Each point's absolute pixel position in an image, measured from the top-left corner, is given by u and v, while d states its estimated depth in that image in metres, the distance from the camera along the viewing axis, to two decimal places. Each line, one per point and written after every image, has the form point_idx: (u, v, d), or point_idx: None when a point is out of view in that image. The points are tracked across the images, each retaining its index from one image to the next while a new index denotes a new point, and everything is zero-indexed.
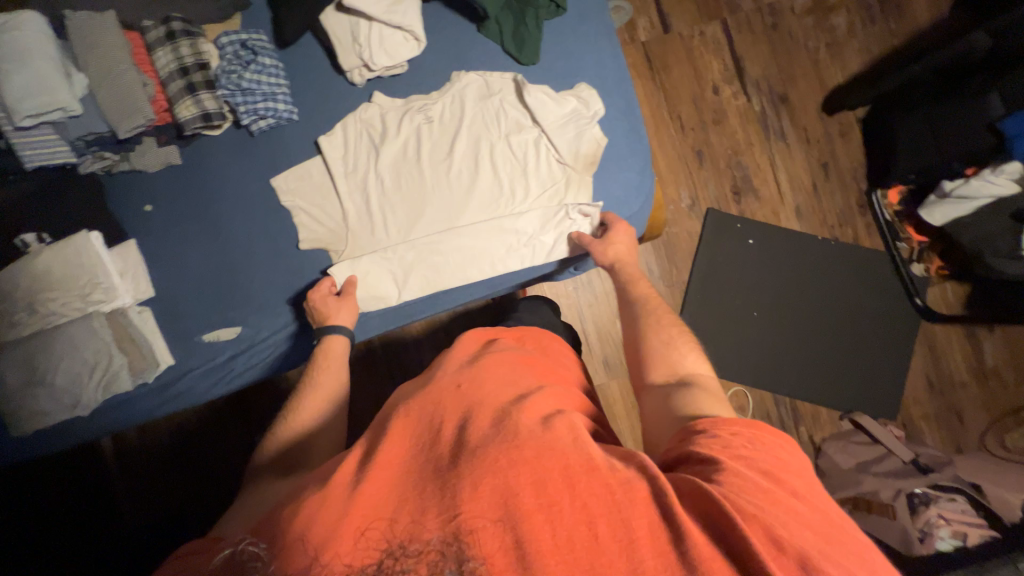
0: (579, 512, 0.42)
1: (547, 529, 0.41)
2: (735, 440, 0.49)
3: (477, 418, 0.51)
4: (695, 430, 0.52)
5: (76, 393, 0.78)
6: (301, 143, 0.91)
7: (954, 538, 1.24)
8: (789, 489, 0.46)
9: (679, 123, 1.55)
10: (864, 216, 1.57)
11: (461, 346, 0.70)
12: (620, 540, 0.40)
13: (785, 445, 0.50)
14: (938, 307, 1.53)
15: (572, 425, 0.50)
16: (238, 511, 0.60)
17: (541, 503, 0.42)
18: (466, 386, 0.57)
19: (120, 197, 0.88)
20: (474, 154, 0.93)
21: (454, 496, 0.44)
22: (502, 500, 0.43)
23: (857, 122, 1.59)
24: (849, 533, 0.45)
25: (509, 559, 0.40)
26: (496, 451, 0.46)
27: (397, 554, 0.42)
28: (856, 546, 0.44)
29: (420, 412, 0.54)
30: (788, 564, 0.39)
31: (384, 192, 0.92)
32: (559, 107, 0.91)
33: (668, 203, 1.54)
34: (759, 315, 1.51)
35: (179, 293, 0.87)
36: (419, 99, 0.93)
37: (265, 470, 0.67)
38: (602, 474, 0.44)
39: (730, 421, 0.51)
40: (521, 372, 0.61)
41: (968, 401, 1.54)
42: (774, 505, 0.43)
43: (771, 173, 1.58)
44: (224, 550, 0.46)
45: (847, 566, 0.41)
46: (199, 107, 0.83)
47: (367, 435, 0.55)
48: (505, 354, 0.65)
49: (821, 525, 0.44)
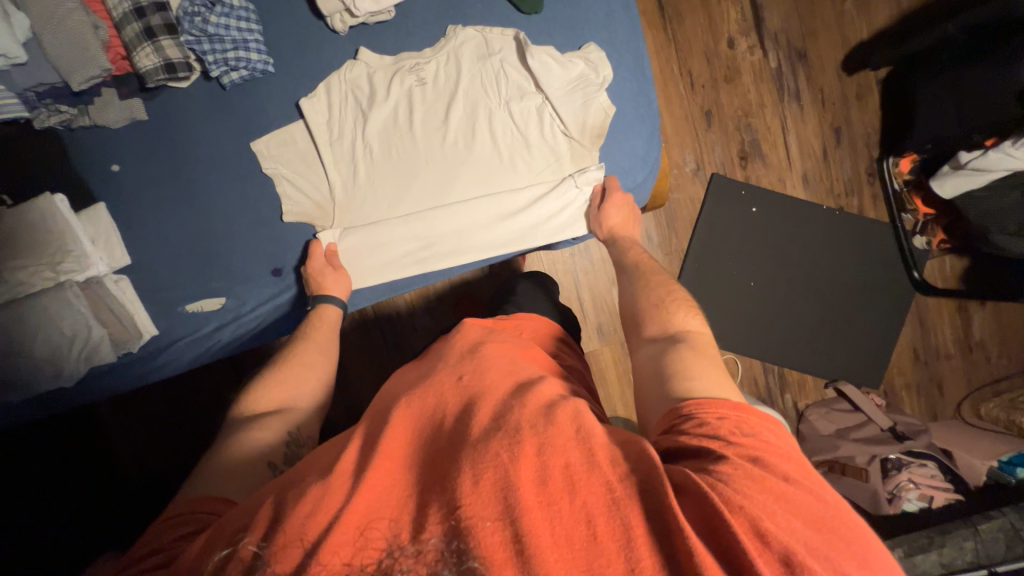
0: (577, 511, 0.42)
1: (546, 526, 0.41)
2: (721, 426, 0.48)
3: (479, 410, 0.52)
4: (679, 414, 0.51)
5: (56, 364, 0.74)
6: (280, 100, 0.83)
7: (921, 500, 1.29)
8: (779, 474, 0.45)
9: (689, 80, 1.45)
10: (872, 184, 1.53)
11: (463, 332, 0.70)
12: (618, 540, 0.40)
13: (773, 429, 0.49)
14: (933, 281, 1.55)
15: (575, 414, 0.50)
16: (216, 472, 0.58)
17: (541, 499, 0.42)
18: (469, 378, 0.57)
19: (84, 156, 0.80)
20: (471, 121, 0.85)
21: (455, 489, 0.44)
22: (501, 494, 0.42)
23: (876, 84, 1.50)
24: (843, 518, 0.44)
25: (510, 555, 0.39)
26: (498, 447, 0.46)
27: (396, 554, 0.42)
28: (852, 533, 0.43)
29: (423, 405, 0.55)
30: (774, 561, 0.39)
31: (373, 161, 0.85)
32: (564, 71, 0.83)
33: (672, 167, 1.47)
34: (756, 285, 1.49)
35: (157, 262, 0.83)
36: (410, 58, 0.84)
37: (244, 424, 0.64)
38: (603, 472, 0.44)
39: (714, 404, 0.50)
40: (522, 364, 0.62)
41: (951, 373, 1.58)
42: (767, 497, 0.43)
43: (782, 137, 1.50)
44: (222, 548, 0.45)
45: (836, 562, 0.41)
46: (161, 55, 0.75)
47: (365, 428, 0.55)
48: (504, 345, 0.66)
49: (816, 515, 0.43)
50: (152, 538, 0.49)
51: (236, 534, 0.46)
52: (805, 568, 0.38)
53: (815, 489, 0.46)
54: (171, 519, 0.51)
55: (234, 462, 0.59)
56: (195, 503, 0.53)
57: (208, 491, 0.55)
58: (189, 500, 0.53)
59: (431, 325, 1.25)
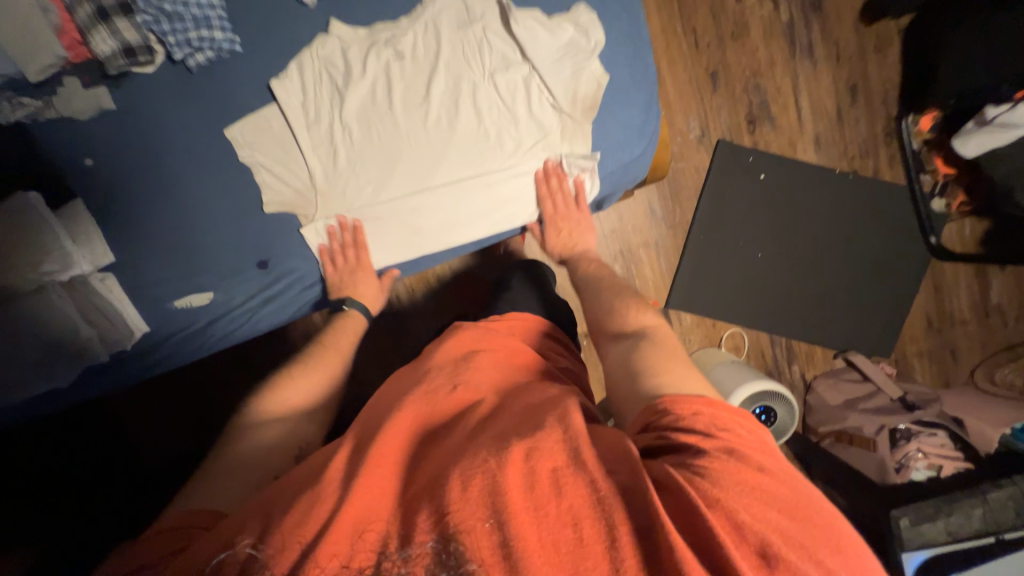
0: (564, 514, 0.41)
1: (533, 529, 0.40)
2: (697, 421, 0.47)
3: (467, 422, 0.53)
4: (658, 411, 0.50)
5: (50, 366, 0.75)
6: (250, 81, 0.79)
7: (929, 470, 1.24)
8: (755, 465, 0.43)
9: (693, 39, 1.35)
10: (888, 145, 1.45)
11: (459, 334, 0.70)
12: (603, 541, 0.39)
13: (745, 425, 0.48)
14: (951, 245, 1.48)
15: (561, 415, 0.50)
16: (220, 481, 0.57)
17: (528, 503, 0.41)
18: (464, 390, 0.58)
19: (54, 149, 0.76)
20: (454, 95, 0.80)
21: (443, 496, 0.43)
22: (488, 499, 0.42)
23: (895, 36, 1.41)
24: (825, 510, 0.43)
25: (497, 557, 0.38)
26: (486, 453, 0.45)
27: (394, 557, 0.40)
28: (834, 524, 0.42)
29: (417, 413, 0.56)
30: (753, 558, 0.38)
31: (353, 144, 0.80)
32: (553, 38, 0.78)
33: (675, 135, 1.39)
34: (763, 256, 1.44)
35: (137, 257, 0.79)
36: (385, 29, 0.79)
37: (259, 420, 0.66)
38: (589, 472, 0.43)
39: (685, 399, 0.49)
40: (513, 374, 0.64)
41: (966, 339, 1.54)
42: (740, 484, 0.42)
43: (793, 98, 1.41)
44: (216, 554, 0.44)
45: (814, 551, 0.40)
46: (117, 38, 0.71)
47: (356, 435, 0.54)
48: (495, 348, 0.68)
49: (793, 502, 0.42)
50: (148, 546, 0.48)
51: (233, 538, 0.44)
52: (779, 560, 0.38)
53: (798, 483, 0.44)
54: (163, 530, 0.49)
55: (230, 470, 0.59)
56: (192, 515, 0.51)
57: (203, 504, 0.53)
58: (185, 510, 0.52)
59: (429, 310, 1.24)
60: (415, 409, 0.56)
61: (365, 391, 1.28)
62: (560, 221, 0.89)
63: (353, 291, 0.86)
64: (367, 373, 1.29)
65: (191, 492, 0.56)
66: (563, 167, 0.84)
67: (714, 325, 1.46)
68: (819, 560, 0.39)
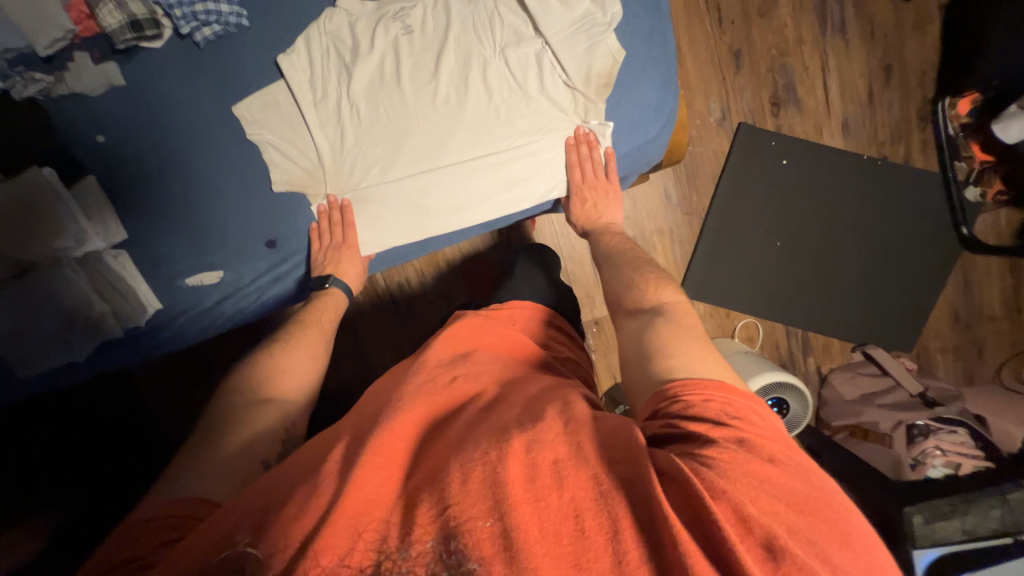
0: (565, 507, 0.41)
1: (534, 520, 0.40)
2: (708, 408, 0.46)
3: (465, 414, 0.54)
4: (665, 396, 0.50)
5: (65, 339, 0.77)
6: (257, 57, 0.78)
7: (946, 467, 1.22)
8: (766, 457, 0.42)
9: (716, 16, 1.29)
10: (922, 129, 1.37)
11: (460, 323, 0.70)
12: (605, 532, 0.39)
13: (758, 412, 0.47)
14: (985, 237, 1.41)
15: (563, 405, 0.51)
16: (208, 466, 0.55)
17: (529, 495, 0.41)
18: (462, 382, 0.58)
19: (67, 127, 0.76)
20: (464, 71, 0.78)
21: (445, 490, 0.43)
22: (490, 490, 0.42)
23: (936, 12, 1.32)
24: (834, 499, 0.42)
25: (498, 550, 0.39)
26: (487, 447, 0.46)
27: (395, 556, 0.41)
28: (844, 516, 0.41)
29: (417, 404, 0.54)
30: (760, 555, 0.37)
31: (361, 123, 0.79)
32: (566, 10, 0.75)
33: (694, 117, 1.34)
34: (782, 246, 1.39)
35: (150, 235, 0.80)
36: (394, 2, 0.77)
37: (240, 404, 0.64)
38: (592, 465, 0.44)
39: (698, 384, 0.48)
40: (510, 367, 0.64)
41: (993, 336, 1.47)
42: (749, 478, 0.40)
43: (821, 79, 1.34)
44: (220, 551, 0.43)
45: (822, 548, 0.38)
46: (125, 12, 0.71)
47: (356, 424, 0.54)
48: (496, 340, 0.69)
49: (801, 496, 0.41)
50: (138, 539, 0.46)
51: (232, 535, 0.44)
52: (788, 553, 0.36)
53: (808, 470, 0.43)
54: (154, 521, 0.48)
55: (218, 454, 0.57)
56: (183, 504, 0.50)
57: (193, 491, 0.52)
58: (175, 499, 0.50)
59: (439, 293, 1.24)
60: (418, 397, 0.55)
61: (376, 371, 1.30)
62: (585, 191, 0.85)
63: (336, 268, 0.82)
64: (377, 354, 1.31)
65: (175, 479, 0.53)
66: (576, 146, 0.81)
67: (727, 315, 1.43)
68: (828, 558, 0.38)
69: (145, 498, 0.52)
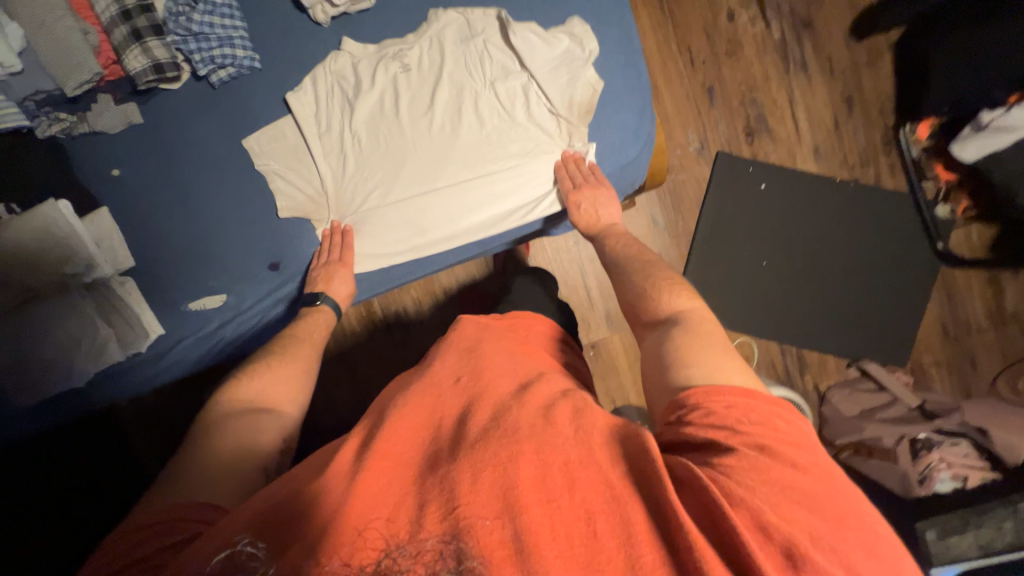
0: (578, 508, 0.42)
1: (545, 522, 0.41)
2: (729, 415, 0.46)
3: (477, 414, 0.52)
4: (682, 404, 0.49)
5: (66, 364, 0.78)
6: (267, 96, 0.84)
7: (955, 480, 1.22)
8: (786, 461, 0.43)
9: (688, 57, 1.41)
10: (888, 153, 1.46)
11: (460, 331, 0.67)
12: (618, 537, 0.40)
13: (784, 416, 0.46)
14: (960, 251, 1.46)
15: (575, 411, 0.51)
16: (209, 474, 0.55)
17: (541, 497, 0.43)
18: (466, 382, 0.57)
19: (82, 161, 0.81)
20: (457, 103, 0.85)
21: (454, 489, 0.44)
22: (501, 492, 0.43)
23: (888, 48, 1.44)
24: (847, 496, 0.43)
25: (509, 552, 0.40)
26: (498, 446, 0.47)
27: (395, 555, 0.42)
28: (855, 511, 0.42)
29: (421, 410, 0.54)
30: (775, 554, 0.38)
31: (362, 153, 0.85)
32: (549, 47, 0.82)
33: (674, 148, 1.43)
34: (768, 264, 1.44)
35: (156, 262, 0.83)
36: (393, 45, 0.84)
37: (237, 415, 0.64)
38: (603, 470, 0.44)
39: (719, 391, 0.48)
40: (522, 361, 0.62)
41: (983, 348, 1.49)
42: (765, 483, 0.41)
43: (789, 110, 1.45)
44: (218, 549, 0.43)
45: (846, 557, 0.39)
46: (148, 56, 0.77)
47: (365, 427, 0.54)
48: (501, 339, 0.66)
49: (826, 501, 0.42)
50: (142, 540, 0.46)
51: (234, 534, 0.44)
52: (807, 563, 0.38)
53: (830, 476, 0.44)
54: (150, 526, 0.48)
55: (218, 463, 0.57)
56: (185, 506, 0.50)
57: (199, 494, 0.52)
58: (175, 501, 0.51)
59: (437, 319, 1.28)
60: (422, 401, 0.55)
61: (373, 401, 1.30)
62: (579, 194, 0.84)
63: (327, 287, 0.83)
64: (375, 383, 1.31)
65: (173, 484, 0.53)
66: (565, 167, 0.86)
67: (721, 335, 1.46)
68: (851, 564, 0.39)
69: (144, 502, 0.52)
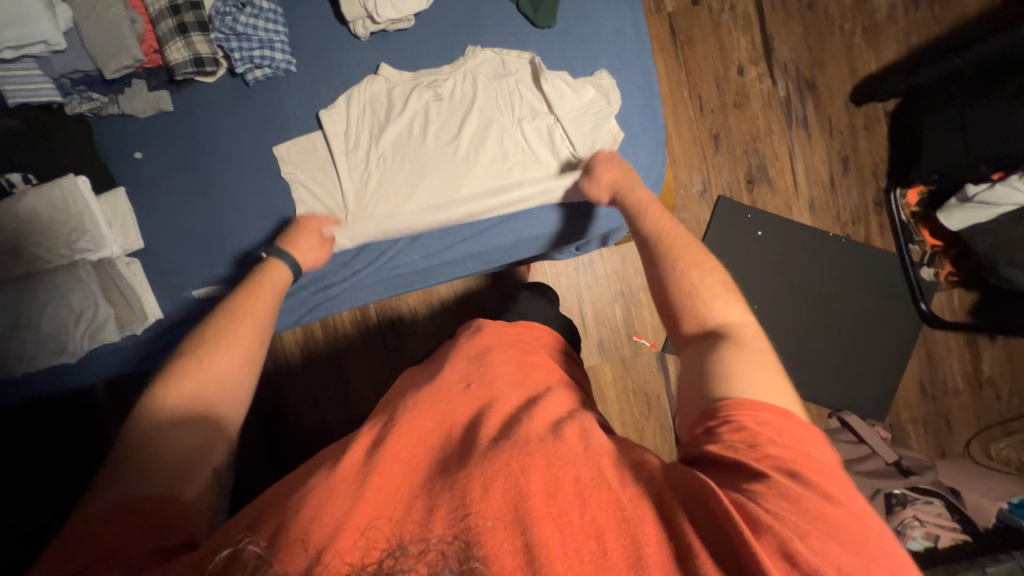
0: (587, 525, 0.44)
1: (556, 537, 0.43)
2: (760, 433, 0.48)
3: (489, 420, 0.53)
4: (715, 415, 0.52)
5: (61, 340, 0.77)
6: (299, 100, 0.87)
7: (927, 539, 1.25)
8: (823, 494, 0.44)
9: (698, 104, 1.48)
10: (879, 214, 1.53)
11: (471, 338, 0.69)
12: (628, 557, 0.42)
13: (815, 442, 0.49)
14: (941, 313, 1.52)
15: (583, 429, 0.53)
16: (158, 464, 0.54)
17: (552, 511, 0.44)
18: (478, 389, 0.58)
19: (109, 141, 0.84)
20: (483, 135, 0.88)
21: (466, 494, 0.45)
22: (513, 503, 0.45)
23: (884, 115, 1.52)
24: (888, 543, 0.44)
25: (519, 562, 0.41)
26: (508, 457, 0.48)
27: (398, 554, 0.42)
28: (893, 553, 0.43)
29: (433, 411, 0.56)
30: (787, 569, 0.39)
31: (386, 170, 0.88)
32: (576, 96, 0.86)
33: (678, 188, 1.49)
34: (758, 309, 1.48)
35: (167, 247, 0.86)
36: (428, 74, 0.88)
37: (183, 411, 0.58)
38: (614, 490, 0.46)
39: (753, 408, 0.50)
40: (530, 371, 0.63)
41: (959, 409, 1.53)
42: (807, 521, 0.42)
43: (789, 163, 1.52)
44: (221, 549, 0.44)
45: None
46: (190, 50, 0.79)
47: (377, 423, 0.56)
48: (513, 349, 0.67)
49: (851, 533, 0.42)
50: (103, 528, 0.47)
51: (241, 534, 0.46)
52: None
53: (867, 526, 0.43)
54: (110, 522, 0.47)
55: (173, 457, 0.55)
56: (137, 508, 0.49)
57: (164, 487, 0.52)
58: (135, 496, 0.50)
59: (433, 330, 1.33)
60: (430, 408, 0.56)
61: (357, 407, 1.29)
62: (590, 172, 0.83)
63: (291, 246, 0.79)
64: (363, 388, 1.30)
65: (134, 466, 0.53)
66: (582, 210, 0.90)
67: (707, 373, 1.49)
68: None
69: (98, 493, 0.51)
